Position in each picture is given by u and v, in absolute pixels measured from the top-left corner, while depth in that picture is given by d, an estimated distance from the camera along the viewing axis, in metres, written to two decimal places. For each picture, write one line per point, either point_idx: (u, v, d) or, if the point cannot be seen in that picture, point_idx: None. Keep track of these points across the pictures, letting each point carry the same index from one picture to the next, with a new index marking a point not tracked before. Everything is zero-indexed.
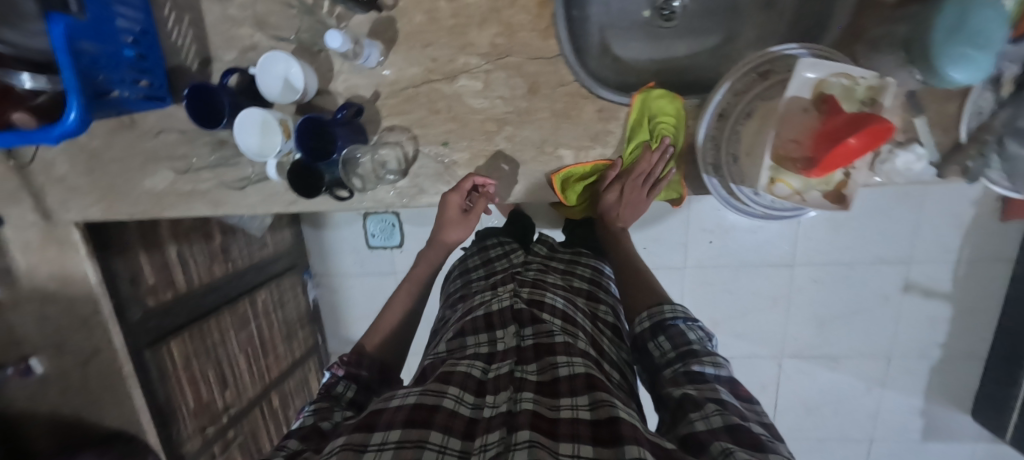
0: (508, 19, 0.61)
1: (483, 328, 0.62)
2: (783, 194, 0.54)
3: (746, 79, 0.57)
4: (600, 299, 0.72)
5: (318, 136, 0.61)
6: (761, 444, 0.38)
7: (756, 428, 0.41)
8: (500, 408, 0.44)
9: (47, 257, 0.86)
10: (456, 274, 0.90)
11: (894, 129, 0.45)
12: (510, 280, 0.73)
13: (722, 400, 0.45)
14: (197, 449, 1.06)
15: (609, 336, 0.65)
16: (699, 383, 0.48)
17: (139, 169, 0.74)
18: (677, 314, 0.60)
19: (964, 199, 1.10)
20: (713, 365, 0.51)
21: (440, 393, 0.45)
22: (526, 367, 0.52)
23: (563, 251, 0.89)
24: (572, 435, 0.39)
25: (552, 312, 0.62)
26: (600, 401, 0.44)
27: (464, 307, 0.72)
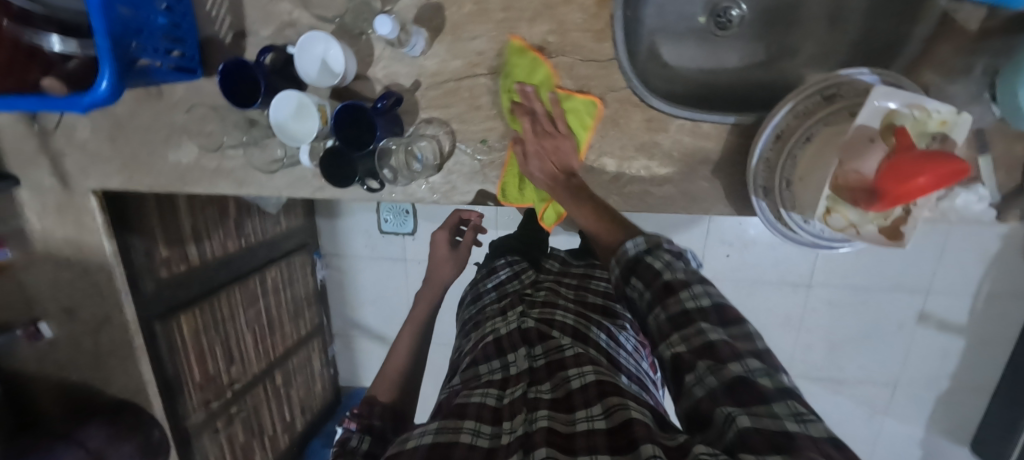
0: (563, 17, 0.58)
1: (494, 354, 0.60)
2: (837, 225, 0.52)
3: (810, 102, 0.55)
4: (618, 314, 0.69)
5: (354, 124, 0.59)
6: (765, 395, 0.36)
7: (753, 368, 0.38)
8: (516, 433, 0.44)
9: (61, 223, 0.84)
10: (468, 298, 0.89)
11: (966, 171, 0.41)
12: (519, 303, 0.71)
13: (712, 344, 0.40)
14: (201, 422, 1.06)
15: (631, 352, 0.63)
16: (687, 329, 0.42)
17: (165, 141, 0.72)
18: (641, 249, 0.51)
19: (993, 235, 1.07)
20: (693, 301, 0.44)
21: (457, 429, 0.45)
22: (540, 386, 0.51)
23: (576, 263, 0.88)
24: (589, 448, 0.39)
25: (563, 329, 0.60)
26: (613, 407, 0.43)
27: (477, 335, 0.70)
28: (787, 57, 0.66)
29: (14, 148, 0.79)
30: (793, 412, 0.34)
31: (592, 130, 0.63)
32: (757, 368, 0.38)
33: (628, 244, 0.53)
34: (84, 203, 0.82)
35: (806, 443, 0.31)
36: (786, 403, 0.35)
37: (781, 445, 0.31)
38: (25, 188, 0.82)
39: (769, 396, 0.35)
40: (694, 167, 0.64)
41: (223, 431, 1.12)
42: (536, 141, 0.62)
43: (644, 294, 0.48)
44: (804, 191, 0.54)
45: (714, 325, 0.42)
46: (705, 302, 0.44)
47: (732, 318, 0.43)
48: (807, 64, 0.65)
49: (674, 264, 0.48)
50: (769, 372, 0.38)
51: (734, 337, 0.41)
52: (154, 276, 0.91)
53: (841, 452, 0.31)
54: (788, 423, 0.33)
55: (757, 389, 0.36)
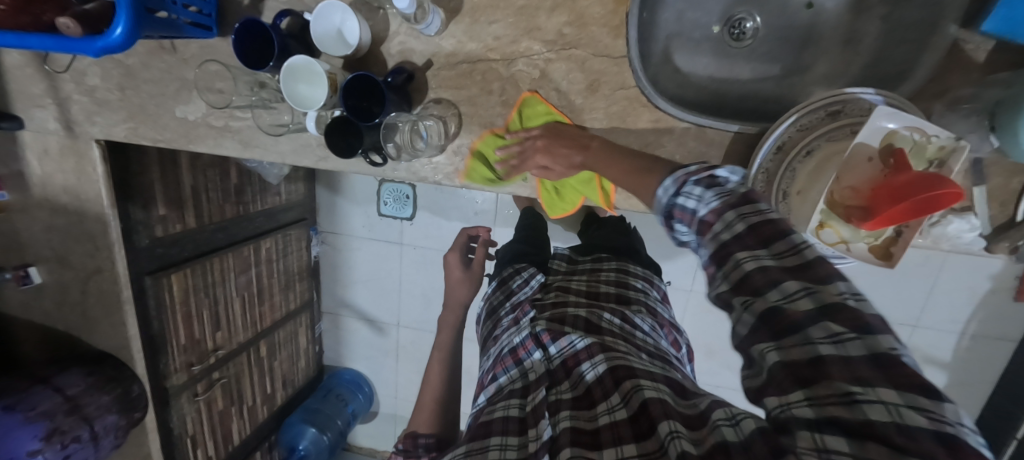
0: (582, 9, 0.59)
1: (512, 362, 0.61)
2: (829, 240, 0.52)
3: (814, 117, 0.55)
4: (631, 298, 0.71)
5: (368, 95, 0.60)
6: (796, 322, 0.29)
7: (790, 291, 0.30)
8: (542, 438, 0.44)
9: (62, 168, 0.84)
10: (485, 316, 0.86)
11: (960, 194, 0.41)
12: (530, 309, 0.70)
13: (747, 277, 0.32)
14: (183, 383, 1.06)
15: (647, 333, 0.62)
16: (725, 263, 0.34)
17: (174, 95, 0.72)
18: (671, 194, 0.43)
19: (983, 272, 1.08)
20: (727, 231, 0.35)
21: (484, 448, 0.45)
22: (560, 387, 0.52)
23: (582, 259, 0.88)
24: (614, 439, 0.40)
25: (575, 324, 0.60)
26: (629, 391, 0.44)
27: (494, 349, 0.70)
28: (798, 74, 0.66)
29: (22, 88, 0.79)
30: (830, 335, 0.28)
31: (549, 106, 0.64)
32: (797, 292, 0.30)
33: (662, 192, 0.46)
34: (87, 150, 0.82)
35: (837, 371, 0.27)
36: (826, 324, 0.28)
37: (806, 380, 0.28)
38: (29, 130, 0.82)
39: (801, 321, 0.29)
40: None
41: (203, 395, 1.11)
42: (544, 156, 0.65)
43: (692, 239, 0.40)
44: (801, 205, 0.55)
45: (753, 251, 0.33)
46: (738, 229, 0.35)
47: (775, 233, 0.33)
48: (818, 81, 0.65)
49: (707, 197, 0.39)
50: (813, 287, 0.30)
51: (782, 258, 0.32)
52: (150, 232, 0.91)
53: (883, 372, 0.26)
54: (820, 348, 0.28)
55: (787, 317, 0.29)
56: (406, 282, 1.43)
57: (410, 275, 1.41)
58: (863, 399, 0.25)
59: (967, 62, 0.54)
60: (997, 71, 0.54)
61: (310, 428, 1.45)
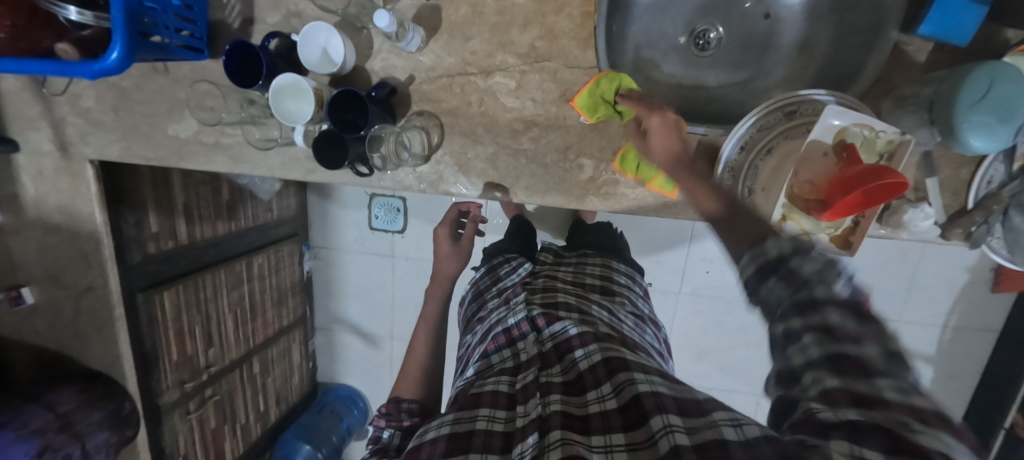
0: (552, 25, 0.63)
1: (505, 343, 0.61)
2: (793, 232, 0.56)
3: (773, 117, 0.58)
4: (614, 292, 0.76)
5: (350, 109, 0.62)
6: (869, 366, 0.29)
7: (869, 354, 0.29)
8: (531, 416, 0.45)
9: (56, 188, 0.86)
10: (471, 297, 0.87)
11: (906, 185, 0.45)
12: (520, 291, 0.72)
13: (833, 326, 0.30)
14: (175, 401, 1.06)
15: (631, 327, 0.66)
16: (808, 311, 0.32)
17: (166, 115, 0.75)
18: (787, 247, 0.35)
19: (960, 264, 1.13)
20: (824, 289, 0.32)
21: (473, 417, 0.47)
22: (551, 370, 0.53)
23: (569, 255, 0.93)
24: (604, 428, 0.42)
25: (568, 310, 0.63)
26: (622, 384, 0.46)
27: (483, 328, 0.71)
28: (759, 80, 0.70)
29: (18, 111, 0.80)
30: (899, 388, 0.28)
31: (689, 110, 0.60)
32: (876, 354, 0.29)
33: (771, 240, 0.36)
34: (81, 171, 0.84)
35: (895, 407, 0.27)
36: (892, 380, 0.28)
37: (861, 400, 0.28)
38: (23, 153, 0.83)
39: (876, 370, 0.29)
40: None
41: (195, 413, 1.12)
42: (658, 122, 0.51)
43: (775, 295, 0.34)
44: (765, 200, 0.58)
45: (843, 312, 0.31)
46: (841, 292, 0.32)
47: (868, 312, 0.32)
48: (778, 85, 0.69)
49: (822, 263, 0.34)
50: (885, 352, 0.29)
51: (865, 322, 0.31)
52: (142, 249, 0.93)
53: (946, 426, 0.26)
54: (886, 393, 0.28)
55: (860, 360, 0.29)
56: (398, 294, 1.47)
57: (403, 286, 1.45)
58: (920, 432, 0.26)
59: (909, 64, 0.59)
60: (934, 71, 0.58)
61: (304, 445, 1.43)
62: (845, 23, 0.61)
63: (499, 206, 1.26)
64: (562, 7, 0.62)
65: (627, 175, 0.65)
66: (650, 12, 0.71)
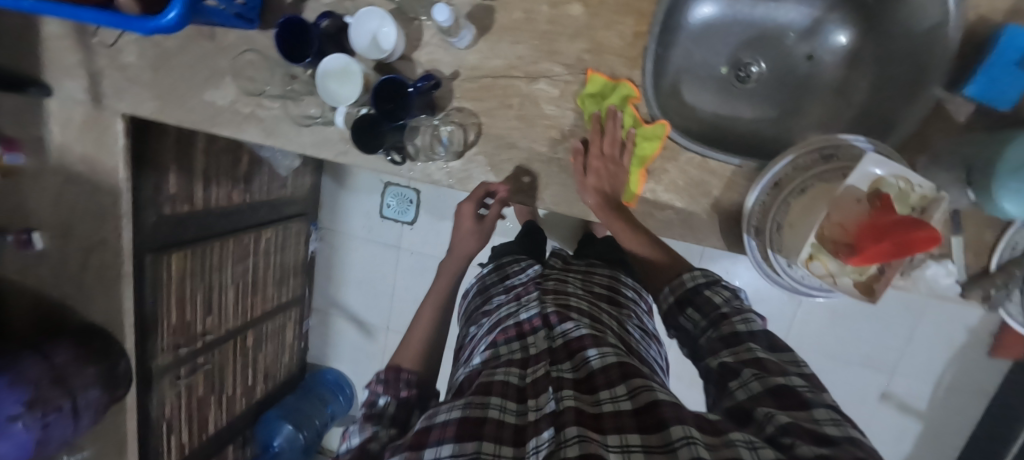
0: (602, 39, 0.63)
1: (515, 336, 0.60)
2: (817, 272, 0.56)
3: (809, 157, 0.60)
4: (621, 304, 0.76)
5: (392, 98, 0.64)
6: (807, 401, 0.38)
7: (797, 384, 0.40)
8: (544, 411, 0.43)
9: (82, 139, 0.85)
10: (476, 292, 0.87)
11: (939, 240, 0.42)
12: (532, 289, 0.72)
13: (762, 360, 0.43)
14: (167, 365, 1.05)
15: (638, 339, 0.66)
16: (734, 343, 0.47)
17: (205, 81, 0.75)
18: (700, 282, 0.58)
19: (961, 324, 1.13)
20: (743, 324, 0.49)
21: (484, 404, 0.44)
22: (561, 366, 0.50)
23: (577, 263, 0.93)
24: (617, 428, 0.38)
25: (580, 313, 0.62)
26: (638, 388, 0.43)
27: (490, 321, 0.70)
28: (794, 119, 0.72)
29: (57, 58, 0.79)
30: (832, 417, 0.35)
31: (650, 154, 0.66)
32: (801, 384, 0.40)
33: (687, 277, 0.60)
34: (110, 124, 0.82)
35: (844, 439, 0.32)
36: (825, 410, 0.36)
37: (826, 440, 0.32)
38: (54, 99, 0.82)
39: (812, 403, 0.37)
40: (695, 198, 0.68)
41: (184, 380, 1.11)
42: (596, 163, 0.66)
43: (698, 323, 0.54)
44: (793, 237, 0.58)
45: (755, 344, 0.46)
46: (752, 325, 0.48)
47: (782, 347, 0.47)
48: (812, 127, 0.71)
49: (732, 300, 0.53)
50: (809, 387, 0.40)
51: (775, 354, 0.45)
52: (158, 210, 0.92)
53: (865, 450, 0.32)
54: (826, 427, 0.34)
55: (798, 395, 0.38)
56: (398, 285, 1.48)
57: (404, 278, 1.46)
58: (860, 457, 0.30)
59: (949, 121, 0.59)
60: (973, 132, 0.59)
61: (286, 425, 1.45)
62: (887, 74, 0.63)
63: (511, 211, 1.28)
64: (614, 23, 0.62)
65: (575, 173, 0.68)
66: (695, 39, 0.72)
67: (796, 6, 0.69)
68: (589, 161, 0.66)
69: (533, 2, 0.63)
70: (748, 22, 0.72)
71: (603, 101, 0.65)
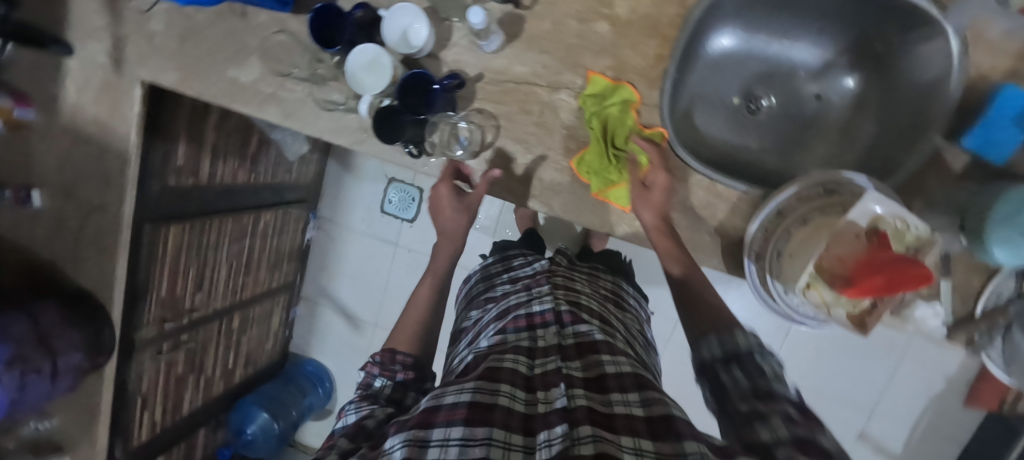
0: (625, 58, 0.65)
1: (524, 327, 0.60)
2: (813, 301, 0.58)
3: (812, 190, 0.62)
4: (626, 309, 0.80)
5: (416, 92, 0.65)
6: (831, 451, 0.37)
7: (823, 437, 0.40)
8: (554, 406, 0.44)
9: (97, 101, 0.83)
10: (478, 279, 0.89)
11: (931, 280, 0.44)
12: (544, 281, 0.72)
13: (791, 414, 0.42)
14: (151, 338, 1.03)
15: (640, 344, 0.69)
16: (767, 399, 0.44)
17: (230, 57, 0.75)
18: (753, 345, 0.51)
19: (938, 370, 1.16)
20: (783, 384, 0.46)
21: (494, 391, 0.45)
22: (571, 365, 0.52)
23: (582, 266, 0.93)
24: (630, 430, 0.40)
25: (591, 316, 0.64)
26: (651, 399, 0.45)
27: (497, 307, 0.71)
28: (800, 153, 0.75)
29: (82, 18, 0.79)
30: None
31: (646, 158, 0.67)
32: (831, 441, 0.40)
33: (740, 337, 0.53)
34: (128, 89, 0.82)
35: None
36: None
37: None
38: (75, 59, 0.81)
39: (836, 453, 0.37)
40: (700, 220, 0.70)
41: (165, 355, 1.09)
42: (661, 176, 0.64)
43: (735, 382, 0.49)
44: (790, 266, 0.61)
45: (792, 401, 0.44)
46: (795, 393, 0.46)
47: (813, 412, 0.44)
48: (816, 163, 0.73)
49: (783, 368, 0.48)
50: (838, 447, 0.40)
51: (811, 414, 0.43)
52: (163, 181, 0.92)
53: None
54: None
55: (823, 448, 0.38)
56: (392, 282, 1.49)
57: (398, 275, 1.48)
58: None
59: (948, 170, 0.62)
60: (968, 181, 0.61)
61: (262, 413, 1.43)
62: (890, 119, 0.66)
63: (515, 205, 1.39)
64: (638, 45, 0.65)
65: (577, 172, 0.69)
66: (711, 67, 0.75)
67: (808, 47, 0.72)
68: (654, 173, 0.64)
69: (563, 16, 0.66)
70: (763, 58, 0.75)
71: (606, 103, 0.66)
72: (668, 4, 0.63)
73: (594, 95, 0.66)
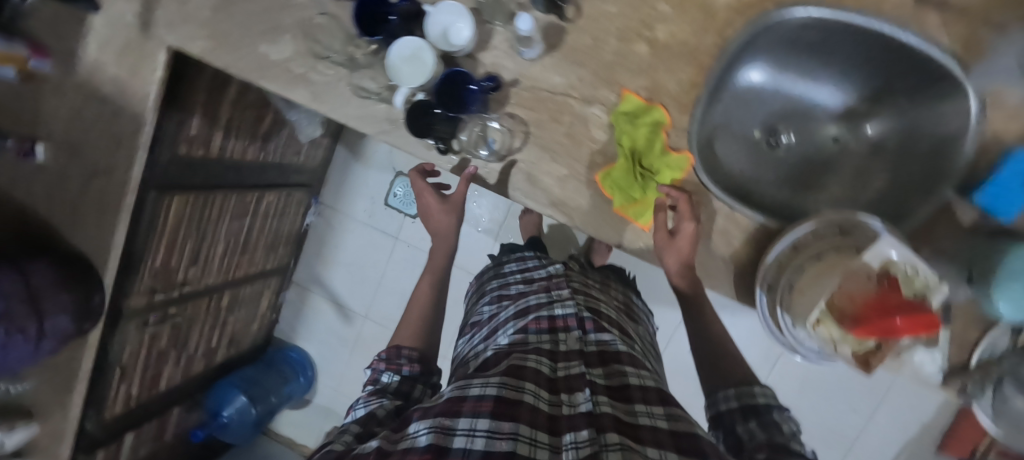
0: (661, 81, 0.67)
1: (547, 329, 0.67)
2: (821, 337, 0.60)
3: (827, 229, 0.64)
4: (639, 322, 0.89)
5: (454, 91, 0.65)
6: None
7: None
8: (578, 409, 0.49)
9: (118, 60, 0.79)
10: (492, 277, 1.02)
11: (937, 323, 0.48)
12: (564, 286, 0.80)
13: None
14: (140, 308, 1.00)
15: (653, 356, 0.77)
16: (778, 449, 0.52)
17: (264, 32, 0.74)
18: (769, 401, 0.60)
19: (918, 416, 1.20)
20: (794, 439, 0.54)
21: (520, 388, 0.50)
22: (594, 371, 0.58)
23: (594, 275, 1.00)
24: (656, 442, 0.45)
25: (613, 331, 0.70)
26: (675, 415, 0.51)
27: (516, 305, 0.77)
28: (813, 193, 0.77)
29: None
30: None
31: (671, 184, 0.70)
32: None
33: (759, 391, 0.62)
34: (153, 53, 0.78)
35: None
36: None
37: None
38: (101, 15, 0.76)
39: None
40: (715, 246, 0.71)
41: (152, 328, 1.06)
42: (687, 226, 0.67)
43: (749, 432, 0.57)
44: (801, 300, 0.62)
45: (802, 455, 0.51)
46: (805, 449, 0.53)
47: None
48: (827, 204, 0.75)
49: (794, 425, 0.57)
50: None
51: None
52: (173, 149, 0.90)
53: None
54: None
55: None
56: (387, 276, 1.48)
57: (394, 270, 1.47)
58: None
59: (958, 223, 0.64)
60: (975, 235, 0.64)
61: (239, 396, 1.43)
62: (903, 168, 0.69)
63: (519, 210, 1.41)
64: (674, 69, 0.66)
65: (601, 187, 0.70)
66: (739, 98, 0.76)
67: (831, 91, 0.75)
68: (682, 222, 0.68)
69: (604, 34, 0.67)
70: (787, 96, 0.77)
71: (636, 125, 0.67)
72: (708, 35, 0.65)
73: (624, 116, 0.67)
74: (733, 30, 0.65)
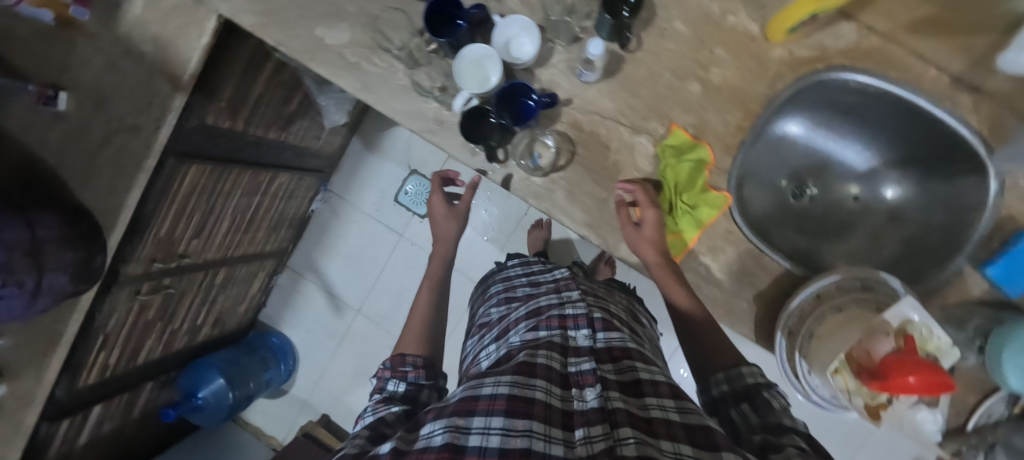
0: (708, 121, 0.69)
1: (557, 325, 0.65)
2: (836, 385, 0.62)
3: (851, 283, 0.67)
4: (642, 324, 0.89)
5: (512, 101, 0.67)
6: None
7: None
8: (590, 403, 0.47)
9: (165, 19, 0.77)
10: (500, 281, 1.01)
11: (950, 388, 0.50)
12: (574, 287, 0.79)
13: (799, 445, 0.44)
14: (136, 276, 0.96)
15: (661, 359, 0.76)
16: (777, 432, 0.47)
17: (323, 16, 0.73)
18: (760, 381, 0.56)
19: None
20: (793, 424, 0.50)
21: (530, 385, 0.48)
22: (604, 367, 0.56)
23: (598, 283, 1.00)
24: (670, 435, 0.43)
25: (621, 330, 0.68)
26: (687, 408, 0.49)
27: (527, 306, 0.77)
28: (828, 245, 0.80)
29: None
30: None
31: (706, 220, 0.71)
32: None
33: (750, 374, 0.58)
34: (202, 19, 0.77)
35: None
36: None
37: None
38: None
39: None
40: (739, 285, 0.73)
41: (142, 298, 1.00)
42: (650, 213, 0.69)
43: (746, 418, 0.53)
44: (819, 349, 0.65)
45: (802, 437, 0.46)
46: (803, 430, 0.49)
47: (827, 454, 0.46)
48: (840, 258, 0.79)
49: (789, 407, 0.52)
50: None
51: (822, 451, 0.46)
52: (202, 116, 0.88)
53: None
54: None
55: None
56: (386, 272, 1.46)
57: (395, 267, 1.46)
58: None
59: (967, 294, 0.68)
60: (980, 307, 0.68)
61: (219, 379, 1.37)
62: (920, 235, 0.73)
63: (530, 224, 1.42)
64: (723, 112, 0.69)
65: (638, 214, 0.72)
66: (773, 147, 0.79)
67: (859, 152, 0.79)
68: (644, 211, 0.70)
69: (661, 69, 0.69)
70: (816, 152, 0.81)
71: (681, 157, 0.70)
72: (758, 84, 0.68)
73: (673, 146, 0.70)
74: (782, 83, 0.68)
